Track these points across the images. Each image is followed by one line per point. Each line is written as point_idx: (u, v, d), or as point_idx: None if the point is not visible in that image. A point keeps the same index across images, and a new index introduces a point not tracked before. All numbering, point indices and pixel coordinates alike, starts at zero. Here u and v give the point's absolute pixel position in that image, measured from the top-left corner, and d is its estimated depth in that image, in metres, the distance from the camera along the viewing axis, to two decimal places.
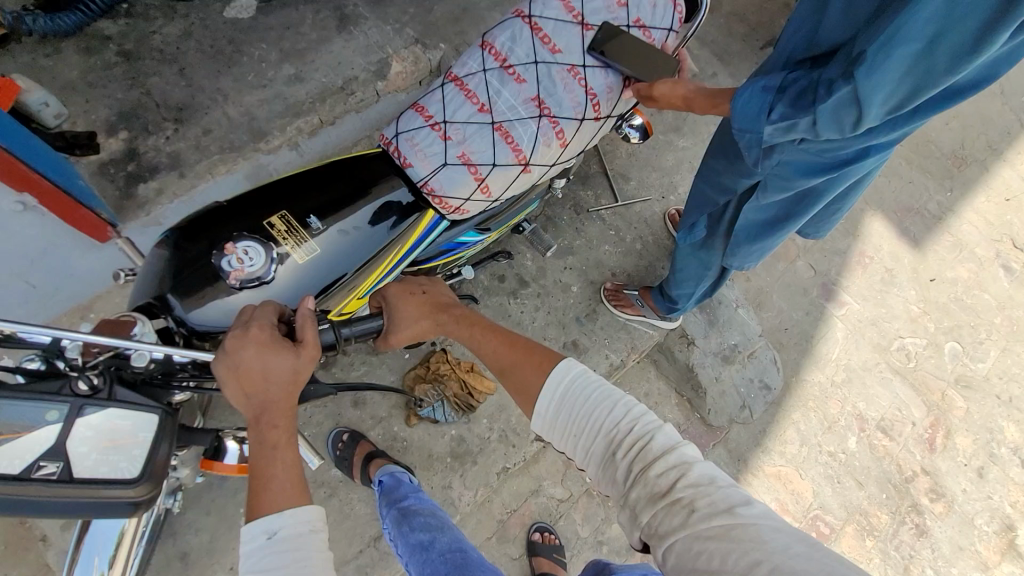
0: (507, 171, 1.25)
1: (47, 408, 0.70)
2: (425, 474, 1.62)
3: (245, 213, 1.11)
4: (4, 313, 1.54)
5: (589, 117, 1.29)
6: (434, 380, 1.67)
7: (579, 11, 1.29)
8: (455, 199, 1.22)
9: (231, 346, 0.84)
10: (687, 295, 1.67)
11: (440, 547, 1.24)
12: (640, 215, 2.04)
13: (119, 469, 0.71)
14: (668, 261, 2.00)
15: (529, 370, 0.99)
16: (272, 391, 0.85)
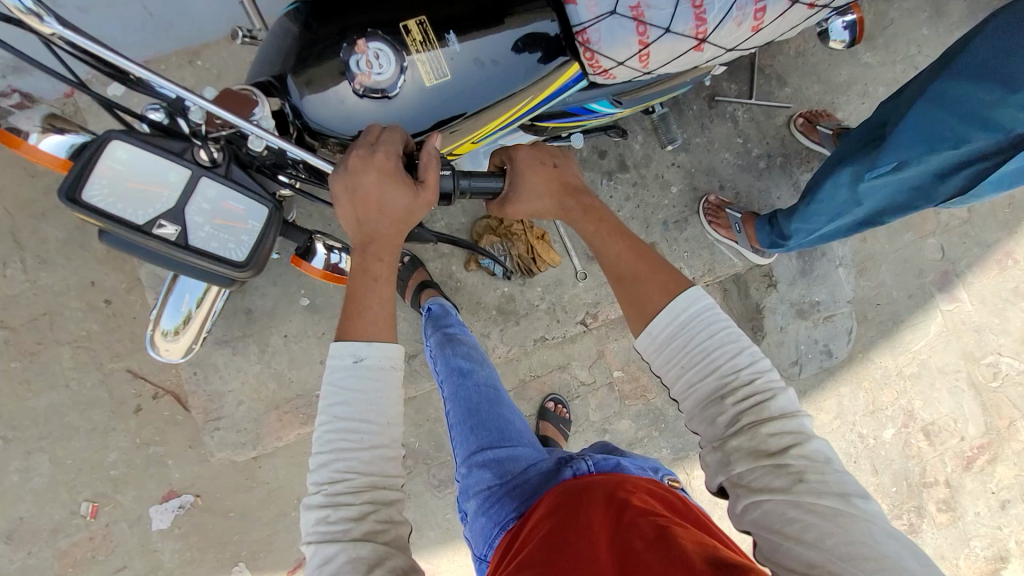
0: (678, 43, 1.01)
1: (172, 170, 0.82)
2: (469, 318, 1.69)
3: (380, 6, 0.98)
4: (121, 35, 1.55)
5: (804, 3, 1.00)
6: (504, 236, 1.63)
7: None
8: (607, 61, 1.03)
9: (355, 167, 0.90)
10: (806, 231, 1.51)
11: (477, 378, 1.28)
12: (778, 130, 1.77)
13: (225, 246, 0.85)
14: (787, 192, 1.78)
15: (653, 290, 0.94)
16: (382, 221, 0.94)
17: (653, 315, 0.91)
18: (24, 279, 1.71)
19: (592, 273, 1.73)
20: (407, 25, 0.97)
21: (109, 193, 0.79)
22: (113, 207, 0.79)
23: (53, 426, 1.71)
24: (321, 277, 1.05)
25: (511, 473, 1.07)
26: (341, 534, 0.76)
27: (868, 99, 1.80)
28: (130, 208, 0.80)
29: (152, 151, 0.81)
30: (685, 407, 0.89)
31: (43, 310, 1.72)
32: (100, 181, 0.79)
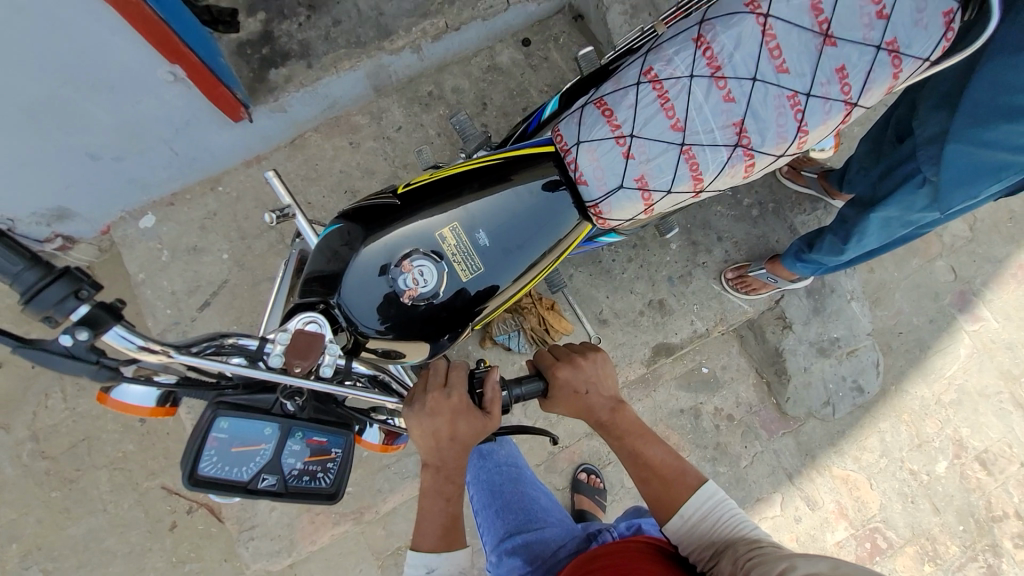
0: (679, 197, 1.18)
1: (264, 424, 0.84)
2: None
3: (416, 215, 1.14)
4: (152, 175, 1.72)
5: (788, 152, 1.16)
6: (514, 311, 1.67)
7: (826, 19, 1.07)
8: (618, 220, 1.20)
9: (430, 408, 0.89)
10: (822, 261, 1.53)
11: (497, 458, 1.31)
12: (765, 178, 1.84)
13: (319, 481, 0.87)
14: (785, 235, 1.82)
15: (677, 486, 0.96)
16: (451, 452, 0.92)
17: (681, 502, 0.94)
18: (64, 407, 1.79)
19: (606, 338, 1.74)
20: (443, 231, 1.13)
21: (216, 462, 0.82)
22: (221, 477, 0.82)
23: (93, 552, 1.73)
24: (381, 451, 0.98)
25: (540, 557, 1.08)
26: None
27: (846, 138, 1.88)
28: (233, 473, 0.83)
29: (246, 414, 0.83)
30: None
31: (82, 435, 1.78)
32: (208, 455, 0.82)
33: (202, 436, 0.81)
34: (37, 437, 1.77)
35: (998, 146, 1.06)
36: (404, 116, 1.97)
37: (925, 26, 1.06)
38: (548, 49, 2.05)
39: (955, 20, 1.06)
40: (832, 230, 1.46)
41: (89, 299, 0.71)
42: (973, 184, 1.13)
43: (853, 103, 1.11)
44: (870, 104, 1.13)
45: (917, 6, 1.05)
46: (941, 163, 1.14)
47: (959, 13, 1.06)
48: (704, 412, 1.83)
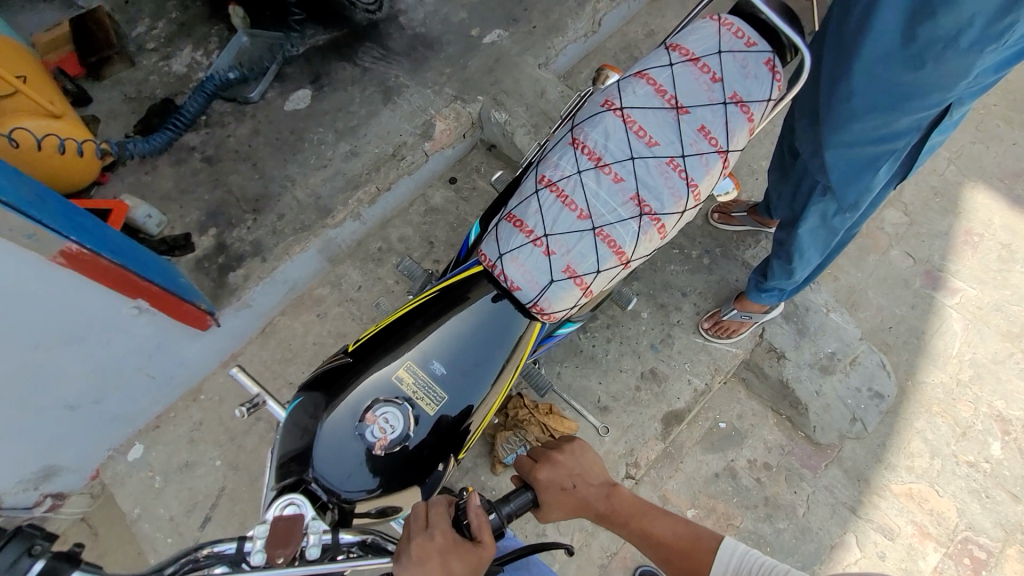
0: (610, 273, 1.26)
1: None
2: (517, 523, 1.60)
3: (371, 367, 1.17)
4: (132, 405, 1.74)
5: (689, 205, 1.29)
6: (515, 426, 1.63)
7: (672, 96, 1.29)
8: (563, 311, 1.26)
9: (416, 559, 0.82)
10: (785, 282, 1.56)
11: None
12: (703, 228, 1.96)
13: None
14: (741, 272, 1.89)
15: (697, 553, 1.01)
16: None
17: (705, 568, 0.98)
18: None
19: (613, 424, 1.71)
20: (400, 372, 1.16)
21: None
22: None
23: None
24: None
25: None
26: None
27: (759, 173, 2.04)
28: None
29: None
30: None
31: None
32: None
33: None
34: None
35: (865, 141, 1.21)
36: (362, 275, 2.09)
37: (754, 75, 1.28)
38: (474, 180, 2.26)
39: (777, 65, 1.29)
40: (776, 256, 1.52)
41: (44, 551, 0.61)
42: (857, 179, 1.28)
43: (726, 149, 1.29)
44: (741, 146, 1.31)
45: (741, 64, 1.29)
46: (826, 169, 1.29)
47: (775, 59, 1.30)
48: (739, 469, 1.74)
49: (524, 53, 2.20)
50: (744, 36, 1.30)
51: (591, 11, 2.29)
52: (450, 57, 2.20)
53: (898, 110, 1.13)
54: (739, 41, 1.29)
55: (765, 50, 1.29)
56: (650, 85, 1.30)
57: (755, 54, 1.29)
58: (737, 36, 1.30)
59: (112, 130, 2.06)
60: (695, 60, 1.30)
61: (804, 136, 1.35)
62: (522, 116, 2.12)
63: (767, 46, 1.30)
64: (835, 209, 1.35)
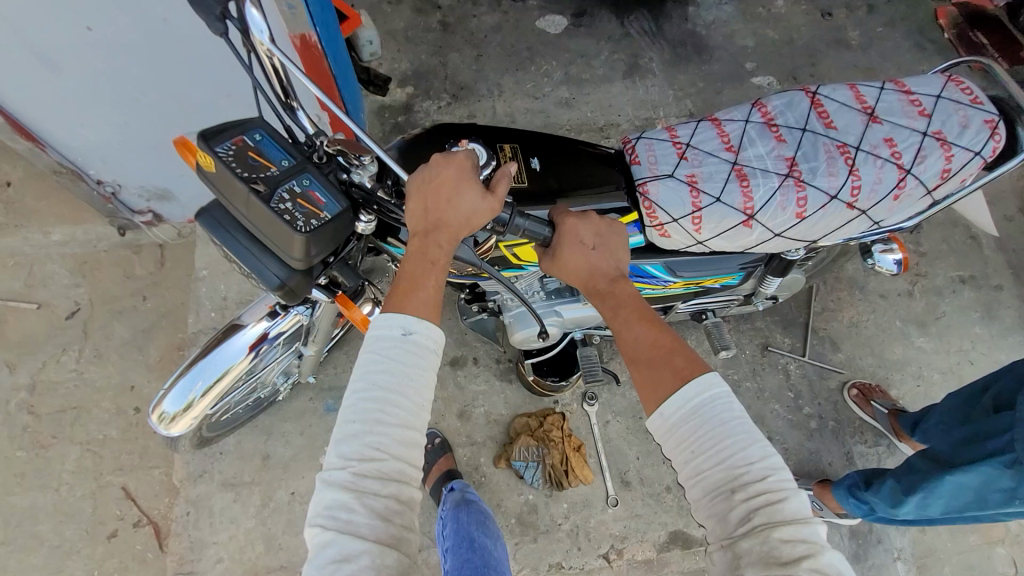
0: (728, 212, 1.17)
1: (285, 157, 0.84)
2: None
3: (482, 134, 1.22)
4: None
5: (841, 200, 1.17)
6: (540, 440, 1.58)
7: (871, 105, 1.23)
8: (664, 214, 1.17)
9: (434, 165, 0.89)
10: (887, 507, 1.36)
11: (485, 554, 1.17)
12: (832, 392, 1.75)
13: (297, 218, 0.81)
14: (840, 459, 1.68)
15: (665, 374, 0.88)
16: (446, 216, 0.89)
17: (664, 399, 0.86)
18: (73, 368, 1.80)
19: (624, 502, 1.59)
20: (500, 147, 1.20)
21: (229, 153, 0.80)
22: (221, 158, 0.79)
23: (22, 531, 1.61)
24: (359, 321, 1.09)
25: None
26: (368, 533, 0.72)
27: (925, 382, 1.78)
28: (228, 166, 0.79)
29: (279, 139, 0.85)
30: (690, 492, 0.83)
31: (75, 404, 1.76)
32: (228, 140, 0.81)
33: (234, 129, 0.82)
34: (33, 389, 1.77)
35: None
36: None
37: (970, 125, 1.18)
38: None
39: (999, 129, 1.18)
40: (895, 474, 1.34)
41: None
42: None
43: (907, 171, 1.17)
44: (928, 185, 1.18)
45: (959, 113, 1.19)
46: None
47: (1001, 123, 1.19)
48: None
49: None
50: (973, 94, 1.22)
51: None
52: (710, 74, 2.04)
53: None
54: (966, 95, 1.21)
55: (990, 111, 1.19)
56: (853, 92, 1.25)
57: (978, 111, 1.19)
58: (964, 91, 1.22)
59: None
60: (909, 93, 1.23)
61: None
62: None
63: (994, 110, 1.20)
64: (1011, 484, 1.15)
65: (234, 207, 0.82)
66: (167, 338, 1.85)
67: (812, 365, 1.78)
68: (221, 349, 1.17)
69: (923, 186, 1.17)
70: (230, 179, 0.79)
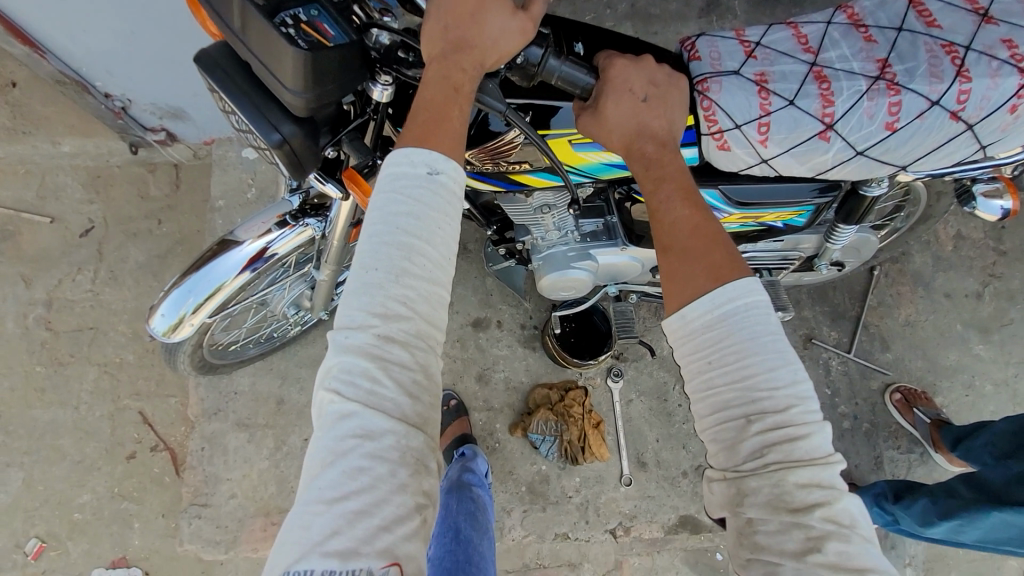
0: (803, 118, 0.96)
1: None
2: (495, 485, 1.53)
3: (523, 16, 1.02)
4: None
5: (945, 106, 0.96)
6: (559, 416, 1.53)
7: (982, 4, 1.01)
8: (726, 118, 0.96)
9: None
10: (914, 526, 1.30)
11: (473, 552, 1.19)
12: (872, 393, 1.65)
13: (298, 36, 0.71)
14: (870, 462, 1.60)
15: (712, 255, 0.73)
16: (476, 33, 0.76)
17: (696, 289, 0.71)
18: (89, 288, 1.76)
19: (637, 483, 1.55)
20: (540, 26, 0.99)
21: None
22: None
23: (43, 444, 1.64)
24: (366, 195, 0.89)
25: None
26: (395, 413, 0.60)
27: (974, 392, 1.66)
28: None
29: None
30: (696, 411, 0.71)
31: (91, 325, 1.73)
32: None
33: None
34: (50, 305, 1.74)
35: None
36: None
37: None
38: None
39: None
40: (930, 494, 1.27)
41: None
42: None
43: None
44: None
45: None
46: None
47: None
48: None
49: None
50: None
51: None
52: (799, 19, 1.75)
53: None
54: None
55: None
56: None
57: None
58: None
59: None
60: None
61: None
62: None
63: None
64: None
65: (230, 28, 0.73)
66: (183, 266, 1.79)
67: (855, 362, 1.67)
68: (216, 263, 1.11)
69: None
70: None
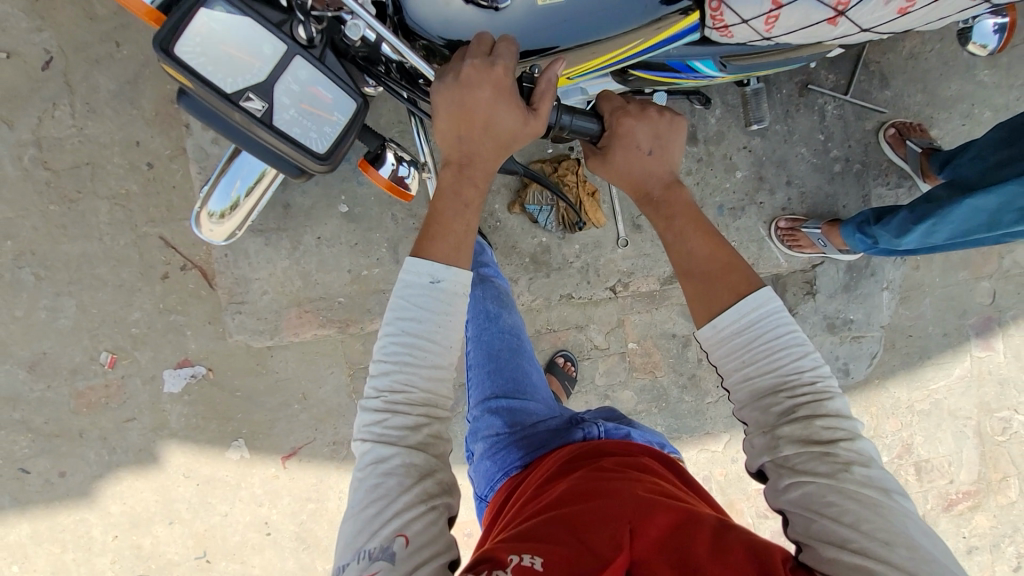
0: (815, 10, 0.86)
1: (267, 47, 0.81)
2: (501, 260, 1.65)
3: None
4: None
5: None
6: (554, 185, 1.58)
7: None
8: (733, 16, 0.89)
9: (469, 76, 0.83)
10: (889, 239, 1.40)
11: (503, 324, 1.29)
12: (865, 135, 1.65)
13: (311, 138, 0.87)
14: (856, 201, 1.67)
15: (723, 288, 0.87)
16: (484, 143, 0.88)
17: (721, 309, 0.86)
18: (71, 124, 1.73)
19: (633, 244, 1.70)
20: None
21: (200, 55, 0.79)
22: (206, 76, 0.80)
23: (83, 274, 1.77)
24: (384, 187, 1.02)
25: (521, 424, 1.13)
26: (396, 438, 0.77)
27: (971, 121, 1.65)
28: (220, 81, 0.81)
29: (251, 18, 0.80)
30: (736, 401, 0.85)
31: (87, 159, 1.75)
32: (194, 43, 0.78)
33: (190, 12, 0.77)
34: (39, 145, 1.73)
35: None
36: None
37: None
38: None
39: None
40: (909, 206, 1.34)
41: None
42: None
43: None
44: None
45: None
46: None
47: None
48: (694, 344, 1.85)
49: None
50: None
51: None
52: None
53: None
54: None
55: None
56: None
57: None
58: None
59: None
60: None
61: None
62: None
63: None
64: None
65: (242, 128, 0.87)
66: (157, 90, 1.74)
67: (851, 105, 1.63)
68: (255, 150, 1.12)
69: None
70: (221, 99, 0.81)
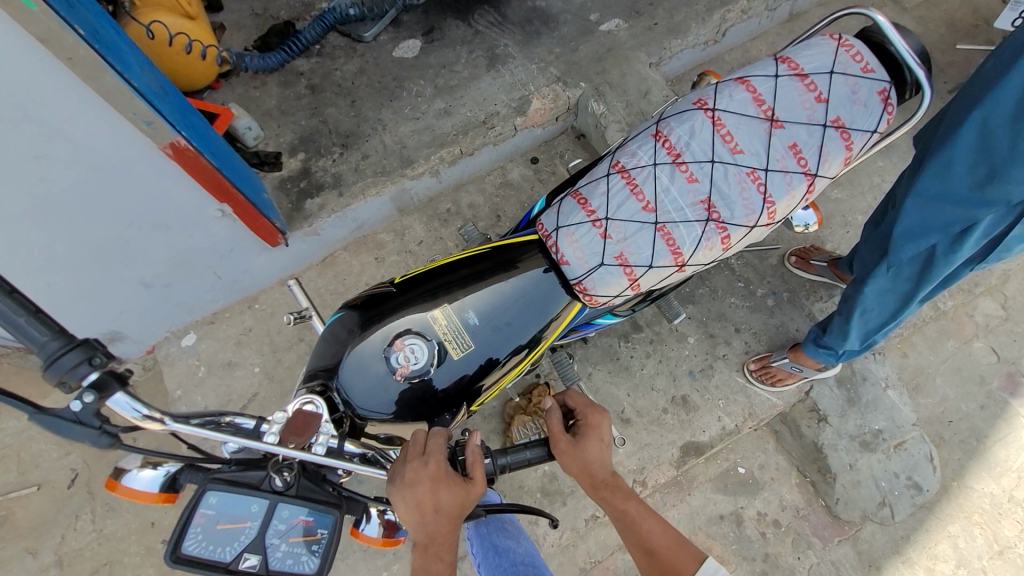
0: (662, 271, 1.20)
1: (252, 500, 0.80)
2: (514, 505, 1.62)
3: (410, 303, 1.19)
4: (196, 296, 1.85)
5: (761, 223, 1.21)
6: (534, 414, 1.64)
7: (769, 106, 1.20)
8: (604, 297, 1.20)
9: (410, 478, 0.90)
10: (841, 338, 1.42)
11: (513, 557, 1.21)
12: (775, 268, 1.87)
13: (301, 563, 0.78)
14: (804, 322, 1.80)
15: (681, 557, 0.94)
16: (440, 524, 0.89)
17: None
18: (92, 529, 1.83)
19: (630, 438, 1.67)
20: (434, 314, 1.17)
21: (201, 539, 0.77)
22: (205, 558, 0.76)
23: None
24: (382, 545, 0.91)
25: None
26: None
27: (851, 226, 1.92)
28: (215, 554, 0.76)
29: (235, 488, 0.80)
30: None
31: (106, 559, 1.80)
32: (194, 530, 0.77)
33: (189, 512, 0.77)
34: (61, 562, 1.80)
35: (948, 199, 1.14)
36: (425, 231, 2.09)
37: (864, 103, 1.18)
38: (555, 165, 2.21)
39: (892, 97, 1.18)
40: (838, 310, 1.42)
41: (100, 366, 0.75)
42: (921, 237, 1.19)
43: (815, 174, 1.19)
44: (833, 173, 1.21)
45: (853, 88, 1.18)
46: (899, 216, 1.22)
47: (893, 90, 1.19)
48: (747, 519, 1.68)
49: (638, 49, 2.08)
50: (864, 61, 1.19)
51: (718, 20, 2.14)
52: (563, 38, 2.10)
53: (1000, 180, 1.06)
54: (857, 64, 1.19)
55: (882, 79, 1.18)
56: (750, 91, 1.22)
57: (870, 81, 1.18)
58: (855, 59, 1.19)
59: (235, 41, 2.11)
60: (803, 75, 1.20)
61: (901, 186, 1.31)
62: (619, 112, 2.02)
63: (886, 76, 1.19)
64: (907, 274, 1.26)
65: None
66: None
67: (750, 252, 1.88)
68: None
69: (827, 177, 1.20)
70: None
